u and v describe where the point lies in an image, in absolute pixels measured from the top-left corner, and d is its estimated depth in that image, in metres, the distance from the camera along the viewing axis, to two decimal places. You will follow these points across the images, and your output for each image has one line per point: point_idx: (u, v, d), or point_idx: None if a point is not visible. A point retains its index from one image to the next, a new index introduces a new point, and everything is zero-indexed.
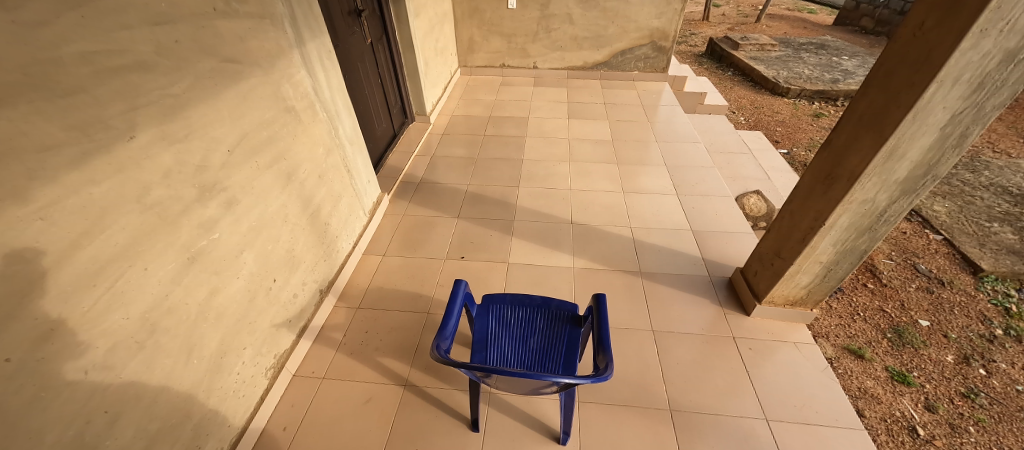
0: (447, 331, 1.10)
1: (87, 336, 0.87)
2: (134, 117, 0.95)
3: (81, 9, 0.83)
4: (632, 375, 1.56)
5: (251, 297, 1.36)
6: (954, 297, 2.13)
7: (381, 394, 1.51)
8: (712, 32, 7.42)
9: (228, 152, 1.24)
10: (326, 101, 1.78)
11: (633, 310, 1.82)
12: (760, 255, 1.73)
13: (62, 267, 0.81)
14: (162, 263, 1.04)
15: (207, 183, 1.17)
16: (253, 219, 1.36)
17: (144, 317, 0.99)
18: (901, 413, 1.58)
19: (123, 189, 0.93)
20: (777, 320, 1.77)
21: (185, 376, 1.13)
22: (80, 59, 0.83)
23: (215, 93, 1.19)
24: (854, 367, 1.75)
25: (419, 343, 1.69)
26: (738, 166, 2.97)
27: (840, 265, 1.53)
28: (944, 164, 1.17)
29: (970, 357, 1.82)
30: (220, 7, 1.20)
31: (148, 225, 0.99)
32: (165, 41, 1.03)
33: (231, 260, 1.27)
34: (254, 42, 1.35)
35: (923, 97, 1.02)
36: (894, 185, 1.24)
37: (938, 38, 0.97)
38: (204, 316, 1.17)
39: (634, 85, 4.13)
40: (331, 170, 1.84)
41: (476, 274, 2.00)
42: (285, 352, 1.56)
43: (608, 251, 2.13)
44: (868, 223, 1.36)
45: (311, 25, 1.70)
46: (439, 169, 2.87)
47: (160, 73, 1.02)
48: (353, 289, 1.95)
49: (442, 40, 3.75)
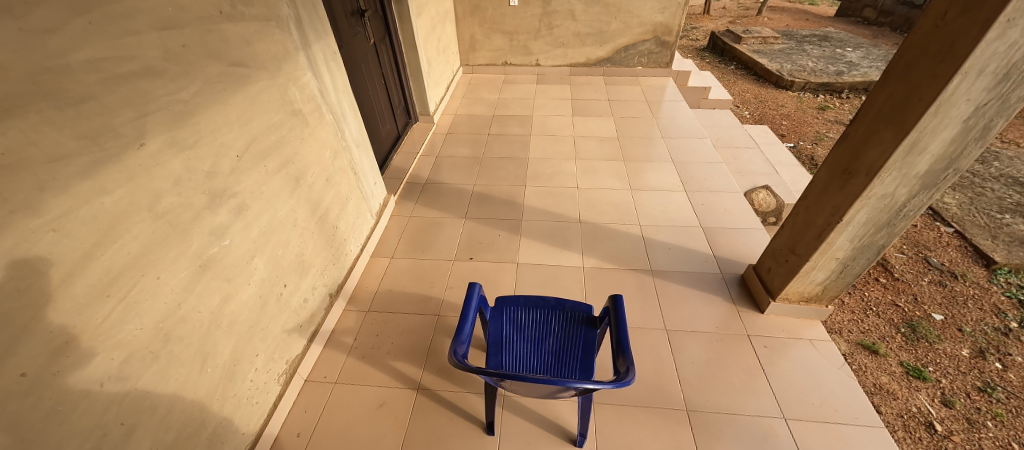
0: (463, 335, 1.08)
1: (102, 347, 0.86)
2: (144, 124, 0.94)
3: (88, 16, 0.82)
4: (648, 375, 1.54)
5: (263, 303, 1.35)
6: (967, 290, 2.11)
7: (394, 398, 1.50)
8: (712, 26, 7.38)
9: (237, 158, 1.23)
10: (331, 103, 1.75)
11: (646, 310, 1.80)
12: (773, 252, 1.71)
13: (76, 279, 0.80)
14: (175, 272, 1.02)
15: (217, 189, 1.15)
16: (262, 224, 1.34)
17: (158, 327, 0.98)
18: (917, 409, 1.57)
19: (135, 196, 0.92)
20: (791, 317, 1.75)
21: (200, 384, 1.12)
22: (89, 66, 0.82)
23: (224, 98, 1.18)
24: (869, 362, 1.73)
25: (431, 345, 1.67)
26: (746, 161, 2.94)
27: (856, 261, 1.51)
28: (967, 157, 1.15)
29: (986, 351, 1.80)
30: (226, 10, 1.18)
31: (161, 234, 0.98)
32: (172, 46, 1.01)
33: (242, 266, 1.26)
34: (260, 44, 1.33)
35: (946, 89, 1.00)
36: (914, 179, 1.22)
37: (962, 29, 0.95)
38: (217, 323, 1.16)
39: (637, 81, 4.10)
40: (338, 172, 1.82)
41: (486, 275, 1.99)
42: (296, 358, 1.55)
43: (616, 249, 2.12)
44: (885, 219, 1.34)
45: (317, 26, 1.69)
46: (443, 169, 2.85)
47: (168, 79, 1.00)
48: (362, 292, 1.93)
49: (444, 39, 3.71)
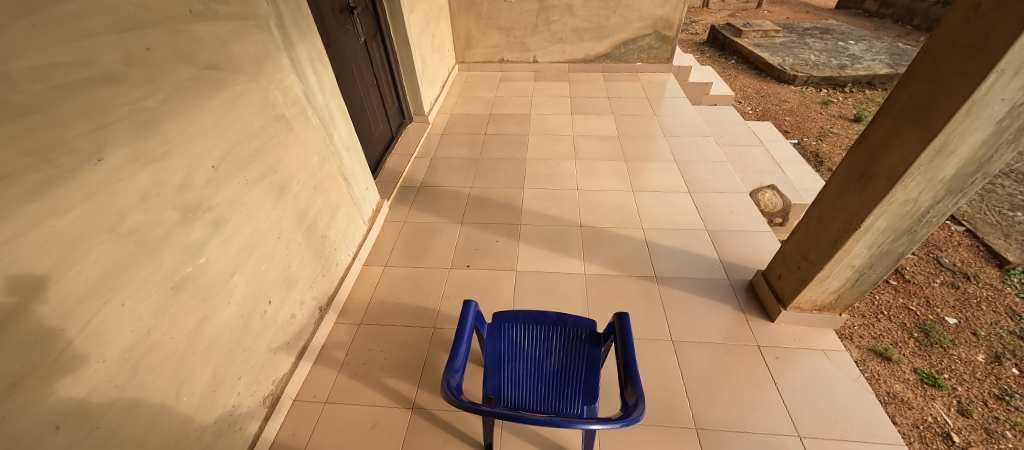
0: (457, 362, 0.99)
1: (57, 385, 0.77)
2: (103, 136, 0.85)
3: (32, 17, 0.72)
4: (655, 390, 1.47)
5: (245, 323, 1.27)
6: (981, 292, 2.04)
7: (388, 418, 1.43)
8: (711, 19, 7.26)
9: (213, 169, 1.14)
10: (318, 106, 1.67)
11: (651, 319, 1.73)
12: (784, 258, 1.64)
13: (23, 313, 0.72)
14: (143, 296, 0.94)
15: (190, 203, 1.07)
16: (244, 239, 1.26)
17: (124, 358, 0.90)
18: (934, 418, 1.50)
19: (94, 217, 0.83)
20: (803, 325, 1.68)
21: (175, 414, 1.04)
22: (33, 73, 0.73)
23: (197, 104, 1.09)
24: (882, 369, 1.66)
25: (426, 361, 1.60)
26: (750, 159, 2.86)
27: (873, 269, 1.43)
28: (998, 161, 1.07)
29: (1002, 356, 1.73)
30: (197, 9, 1.09)
31: (126, 255, 0.90)
32: (135, 50, 0.93)
33: (221, 284, 1.17)
34: (237, 46, 1.24)
35: (980, 88, 0.91)
36: (939, 185, 1.14)
37: (999, 22, 0.86)
38: (194, 347, 1.08)
39: (637, 77, 4.01)
40: (327, 179, 1.73)
41: (484, 284, 1.91)
42: (284, 377, 1.47)
43: (619, 255, 2.04)
44: (907, 225, 1.26)
45: (301, 26, 1.59)
46: (439, 171, 2.77)
47: (130, 85, 0.91)
48: (354, 303, 1.85)
49: (438, 36, 3.61)
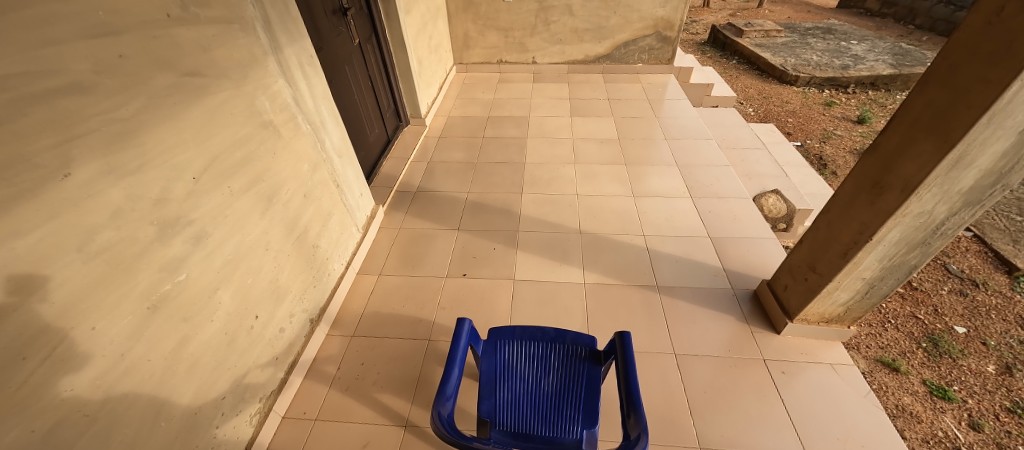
0: (449, 387, 0.94)
1: (18, 419, 0.72)
2: (70, 150, 0.80)
3: None
4: (657, 407, 1.42)
5: (230, 340, 1.22)
6: (990, 300, 1.99)
7: (379, 437, 1.38)
8: (712, 19, 7.20)
9: (194, 180, 1.09)
10: (308, 111, 1.61)
11: (652, 331, 1.67)
12: (790, 268, 1.59)
13: None
14: (116, 318, 0.89)
15: (169, 218, 1.02)
16: (228, 252, 1.21)
17: (94, 385, 0.85)
18: (944, 433, 1.45)
19: (60, 237, 0.78)
20: (810, 337, 1.62)
21: (153, 440, 0.99)
22: None
23: (176, 113, 1.04)
24: (890, 381, 1.61)
25: (420, 375, 1.55)
26: (753, 163, 2.80)
27: (884, 281, 1.38)
28: (1019, 172, 1.02)
29: (1013, 366, 1.68)
30: (176, 13, 1.04)
31: (97, 276, 0.85)
32: (106, 57, 0.87)
33: (204, 301, 1.12)
34: (220, 50, 1.19)
35: (1003, 97, 0.86)
36: (956, 196, 1.09)
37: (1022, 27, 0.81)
38: (174, 369, 1.03)
39: (638, 78, 3.95)
40: (318, 186, 1.68)
41: (480, 293, 1.85)
42: (272, 394, 1.42)
43: (620, 263, 1.98)
44: (920, 237, 1.21)
45: (290, 29, 1.54)
46: (436, 175, 2.71)
47: (101, 95, 0.86)
48: (347, 314, 1.80)
49: (435, 37, 3.56)
